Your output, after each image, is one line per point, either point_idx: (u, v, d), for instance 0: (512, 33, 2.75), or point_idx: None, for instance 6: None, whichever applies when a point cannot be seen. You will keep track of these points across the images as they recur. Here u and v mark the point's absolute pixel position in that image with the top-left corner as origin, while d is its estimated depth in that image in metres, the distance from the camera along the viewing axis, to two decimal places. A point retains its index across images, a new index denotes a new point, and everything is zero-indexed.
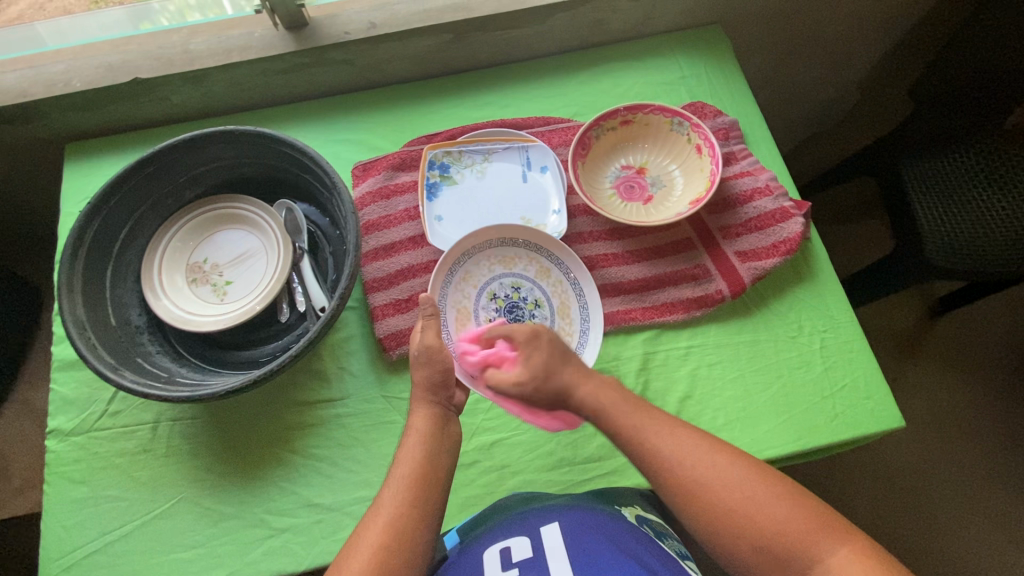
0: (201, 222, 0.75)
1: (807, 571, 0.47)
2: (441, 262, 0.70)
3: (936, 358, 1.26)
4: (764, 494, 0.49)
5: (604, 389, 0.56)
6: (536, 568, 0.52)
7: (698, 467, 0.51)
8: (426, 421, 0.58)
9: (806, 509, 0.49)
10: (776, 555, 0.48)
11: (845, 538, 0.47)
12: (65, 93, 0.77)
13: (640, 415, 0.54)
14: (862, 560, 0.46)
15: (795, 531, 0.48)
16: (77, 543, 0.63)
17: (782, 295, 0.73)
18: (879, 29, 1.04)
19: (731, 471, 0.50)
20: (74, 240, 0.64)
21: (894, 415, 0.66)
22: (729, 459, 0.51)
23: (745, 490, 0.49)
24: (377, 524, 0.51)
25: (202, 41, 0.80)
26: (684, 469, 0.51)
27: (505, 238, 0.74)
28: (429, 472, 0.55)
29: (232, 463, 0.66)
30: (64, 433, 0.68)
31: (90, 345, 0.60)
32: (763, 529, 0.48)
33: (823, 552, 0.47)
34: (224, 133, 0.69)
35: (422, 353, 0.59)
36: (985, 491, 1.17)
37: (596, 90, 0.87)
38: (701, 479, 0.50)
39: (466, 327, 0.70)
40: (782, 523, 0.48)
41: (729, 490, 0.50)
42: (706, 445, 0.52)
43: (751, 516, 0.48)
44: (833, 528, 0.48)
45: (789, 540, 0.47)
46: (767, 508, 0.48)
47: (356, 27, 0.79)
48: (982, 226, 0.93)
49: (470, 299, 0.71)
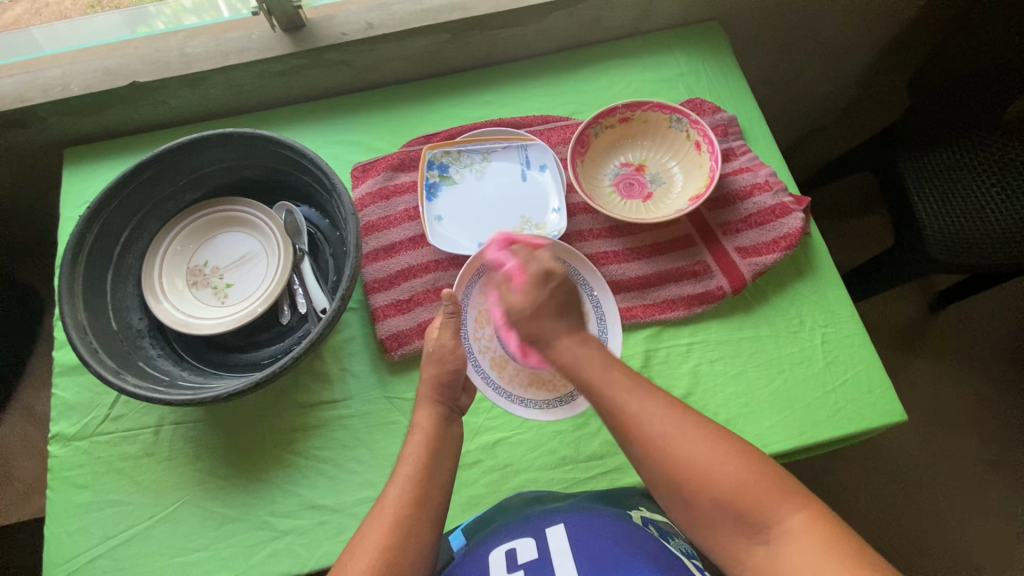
0: (201, 225, 0.75)
1: (765, 534, 0.47)
2: (471, 262, 0.71)
3: (938, 351, 1.26)
4: (724, 456, 0.49)
5: (585, 346, 0.55)
6: (542, 570, 0.52)
7: (661, 427, 0.50)
8: (430, 419, 0.58)
9: (768, 473, 0.48)
10: (733, 515, 0.48)
11: (806, 503, 0.47)
12: (63, 98, 0.77)
13: (612, 374, 0.54)
14: (819, 524, 0.46)
15: (754, 492, 0.47)
16: (80, 548, 0.63)
17: (783, 290, 0.73)
18: (876, 23, 1.04)
19: (696, 432, 0.50)
20: (74, 244, 0.64)
21: (896, 410, 0.66)
22: (693, 420, 0.51)
23: (707, 450, 0.49)
24: (381, 525, 0.51)
25: (199, 44, 0.80)
26: (647, 427, 0.51)
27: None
28: (433, 472, 0.55)
29: (235, 466, 0.66)
30: (66, 438, 0.68)
31: (92, 349, 0.60)
32: (721, 490, 0.48)
33: (782, 515, 0.47)
34: (223, 136, 0.69)
35: (435, 349, 0.60)
36: (987, 484, 1.17)
37: (595, 88, 0.87)
38: (661, 436, 0.50)
39: (483, 330, 0.70)
40: (741, 483, 0.48)
41: (691, 448, 0.49)
42: (672, 407, 0.52)
43: (711, 476, 0.48)
44: (794, 493, 0.48)
45: (748, 501, 0.47)
46: (727, 469, 0.48)
47: (353, 28, 0.79)
48: (975, 213, 0.93)
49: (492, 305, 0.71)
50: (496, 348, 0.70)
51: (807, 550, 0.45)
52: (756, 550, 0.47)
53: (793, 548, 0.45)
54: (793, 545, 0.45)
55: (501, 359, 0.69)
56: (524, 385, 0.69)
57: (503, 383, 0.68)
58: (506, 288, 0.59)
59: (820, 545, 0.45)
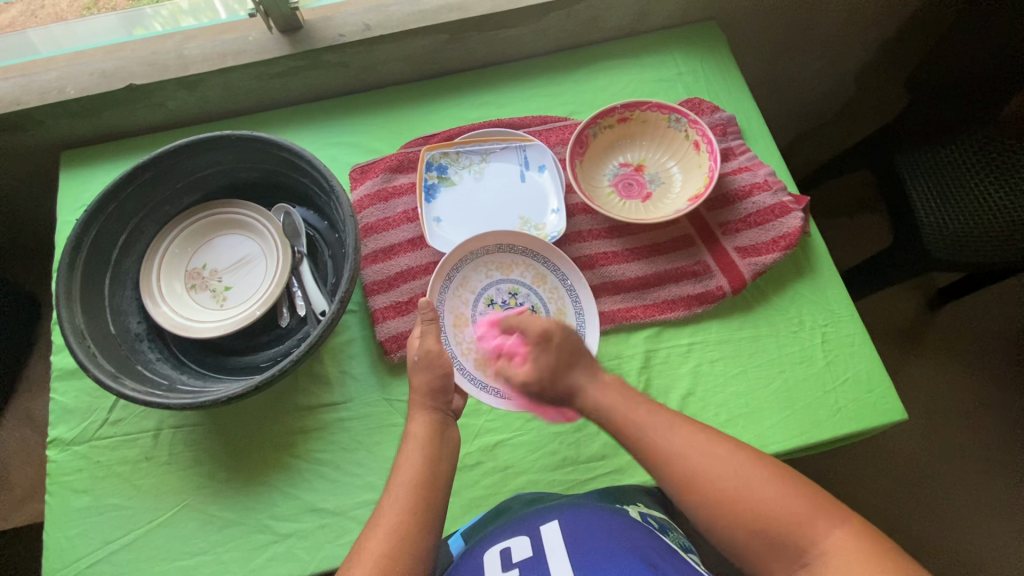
0: (199, 228, 0.74)
1: (805, 555, 0.47)
2: (440, 267, 0.70)
3: (937, 349, 1.26)
4: (758, 479, 0.49)
5: (608, 390, 0.56)
6: (537, 569, 0.52)
7: (696, 460, 0.51)
8: (425, 427, 0.58)
9: (803, 492, 0.49)
10: (774, 539, 0.47)
11: (842, 519, 0.47)
12: (59, 101, 0.77)
13: (642, 411, 0.54)
14: (857, 539, 0.46)
15: (793, 513, 0.47)
16: (80, 553, 0.63)
17: (783, 290, 0.73)
18: (874, 22, 1.04)
19: (730, 459, 0.51)
20: (71, 249, 0.64)
21: (896, 408, 0.66)
22: (726, 448, 0.51)
23: (744, 477, 0.49)
24: (378, 534, 0.51)
25: (196, 46, 0.79)
26: (684, 462, 0.51)
27: (504, 244, 0.74)
28: (430, 476, 0.55)
29: (235, 469, 0.66)
30: (65, 442, 0.67)
31: (90, 353, 0.60)
32: (761, 516, 0.48)
33: (820, 534, 0.47)
34: (221, 139, 0.68)
35: (422, 358, 0.60)
36: (987, 481, 1.17)
37: (593, 89, 0.86)
38: (697, 468, 0.50)
39: (464, 334, 0.70)
40: (777, 506, 0.48)
41: (727, 476, 0.50)
42: (705, 438, 0.52)
43: (749, 501, 0.48)
44: (828, 509, 0.48)
45: (787, 524, 0.47)
46: (765, 494, 0.48)
47: (351, 29, 0.79)
48: (975, 211, 0.93)
49: (466, 306, 0.71)
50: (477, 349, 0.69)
51: (849, 567, 0.45)
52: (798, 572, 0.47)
53: (838, 568, 0.45)
54: (836, 564, 0.45)
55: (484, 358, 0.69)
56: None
57: (489, 381, 0.68)
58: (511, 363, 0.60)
59: (862, 562, 0.45)
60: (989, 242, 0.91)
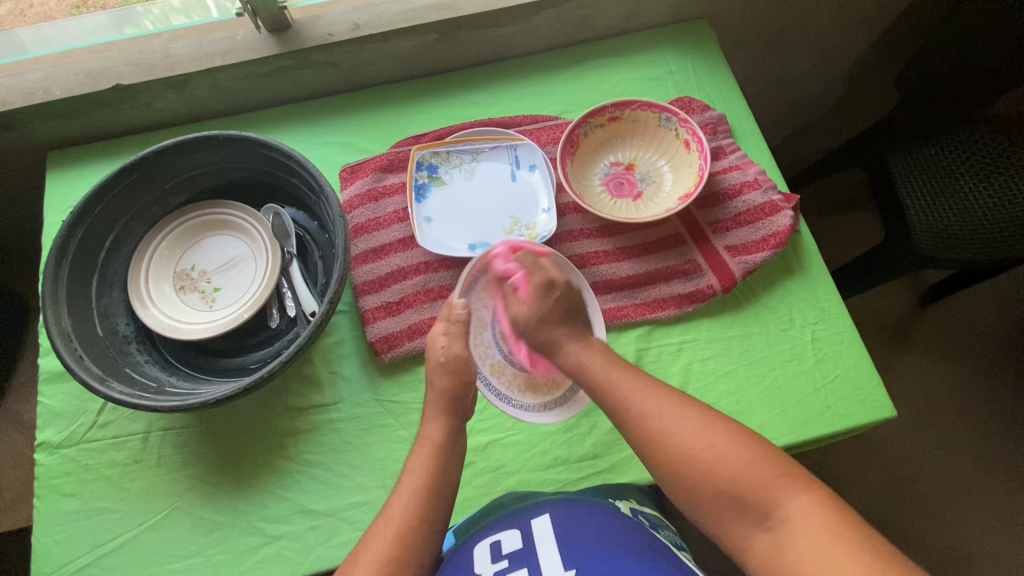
0: (188, 228, 0.74)
1: (768, 520, 0.47)
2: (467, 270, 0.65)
3: (926, 346, 1.26)
4: (724, 441, 0.50)
5: (587, 350, 0.58)
6: (527, 561, 0.52)
7: (661, 416, 0.52)
8: (441, 432, 0.58)
9: (765, 455, 0.49)
10: (735, 501, 0.48)
11: (806, 488, 0.47)
12: (46, 101, 0.76)
13: (612, 367, 0.57)
14: (821, 509, 0.46)
15: (756, 476, 0.48)
16: (69, 557, 0.63)
17: (773, 288, 0.74)
18: (863, 21, 1.04)
19: (691, 421, 0.51)
20: (57, 251, 0.63)
21: (885, 405, 0.66)
22: (688, 409, 0.52)
23: (707, 438, 0.50)
24: (383, 537, 0.51)
25: (183, 45, 0.79)
26: (651, 417, 0.52)
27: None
28: (439, 485, 0.55)
29: (225, 471, 0.66)
30: (52, 446, 0.67)
31: (77, 356, 0.60)
32: (723, 475, 0.48)
33: (783, 500, 0.47)
34: (209, 139, 0.68)
35: (447, 360, 0.60)
36: (976, 476, 1.18)
37: (583, 88, 0.86)
38: (665, 427, 0.52)
39: (482, 338, 0.66)
40: (740, 468, 0.48)
41: (690, 437, 0.51)
42: (667, 397, 0.54)
43: (707, 458, 0.49)
44: (794, 476, 0.48)
45: (749, 487, 0.48)
46: (724, 452, 0.49)
47: (339, 28, 0.79)
48: (963, 209, 0.93)
49: (487, 311, 0.66)
50: (494, 354, 0.66)
51: (808, 533, 0.45)
52: (759, 537, 0.47)
53: (800, 532, 0.45)
54: (796, 530, 0.45)
55: (499, 364, 0.66)
56: (522, 390, 0.65)
57: (504, 388, 0.65)
58: (513, 296, 0.62)
59: (821, 527, 0.45)
60: (979, 240, 0.91)
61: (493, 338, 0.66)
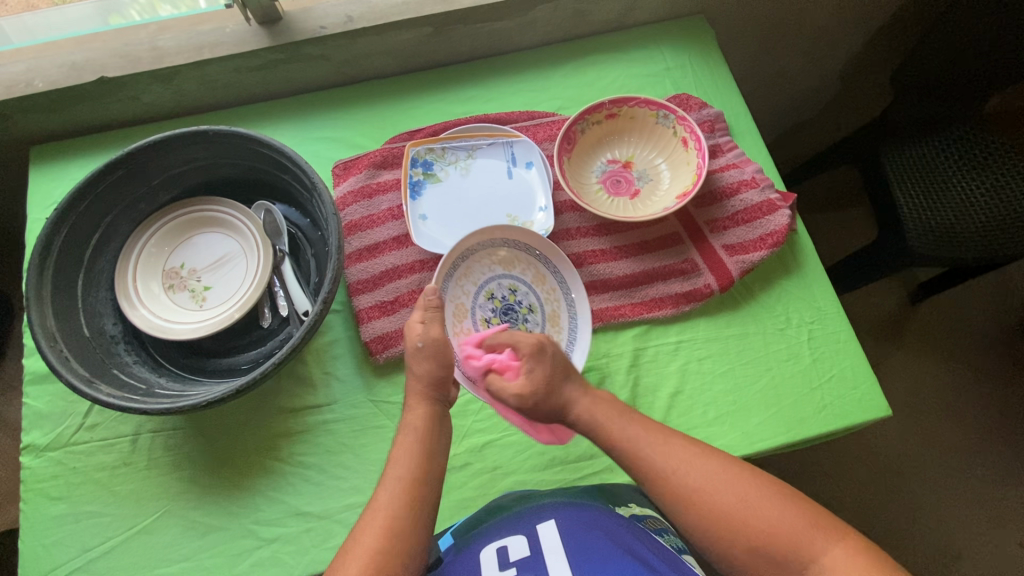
0: (177, 225, 0.72)
1: (804, 571, 0.47)
2: (447, 255, 0.68)
3: (917, 342, 1.27)
4: (755, 496, 0.50)
5: (598, 404, 0.57)
6: (535, 568, 0.52)
7: (687, 474, 0.51)
8: (425, 416, 0.57)
9: (803, 513, 0.49)
10: (770, 556, 0.48)
11: (839, 536, 0.48)
12: (27, 94, 0.74)
13: (630, 427, 0.55)
14: (855, 556, 0.46)
15: (791, 532, 0.48)
16: (56, 562, 0.61)
17: (770, 287, 0.73)
18: (860, 16, 1.04)
19: (724, 478, 0.51)
20: (41, 249, 0.61)
21: (880, 405, 0.67)
22: (720, 467, 0.51)
23: (740, 496, 0.50)
24: (373, 528, 0.50)
25: (170, 37, 0.76)
26: (678, 479, 0.51)
27: (507, 239, 0.72)
28: (427, 471, 0.54)
29: (216, 473, 0.65)
30: (39, 449, 0.65)
31: (63, 358, 0.58)
32: (756, 532, 0.48)
33: (818, 551, 0.47)
34: (197, 134, 0.66)
35: (424, 345, 0.59)
36: (965, 471, 1.19)
37: (580, 83, 0.85)
38: (695, 487, 0.50)
39: (462, 324, 0.69)
40: (773, 525, 0.48)
41: (723, 497, 0.50)
42: (698, 457, 0.52)
43: (744, 520, 0.49)
44: (825, 527, 0.48)
45: (784, 543, 0.48)
46: (763, 514, 0.49)
47: (332, 21, 0.77)
48: (957, 209, 0.93)
49: (467, 297, 0.70)
50: None
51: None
52: None
53: None
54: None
55: None
56: None
57: None
58: (500, 379, 0.60)
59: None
60: (974, 239, 0.91)
61: (473, 323, 0.69)
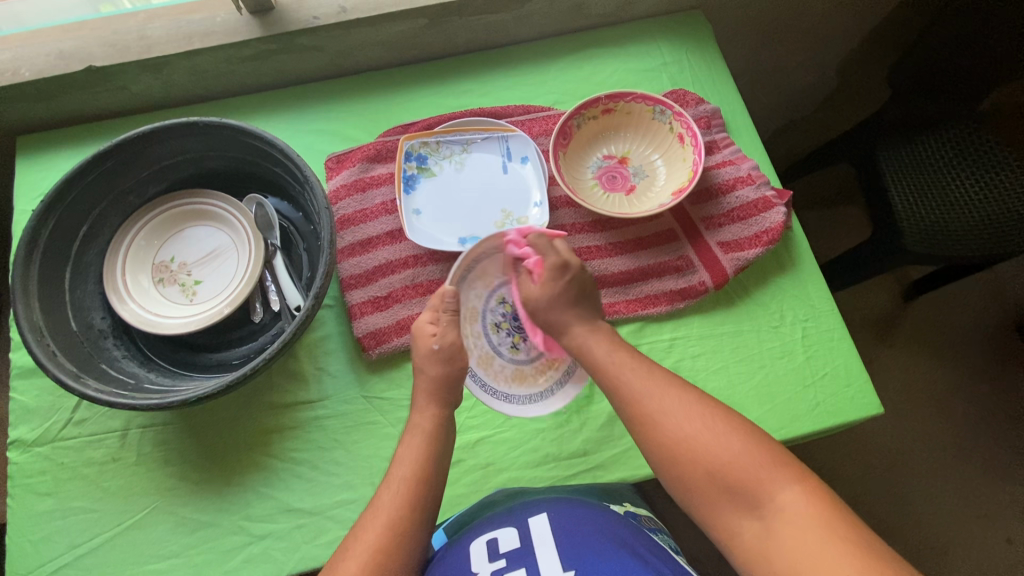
0: (167, 219, 0.72)
1: (760, 509, 0.47)
2: (462, 260, 0.60)
3: (907, 340, 1.28)
4: (719, 429, 0.50)
5: (593, 332, 0.58)
6: (526, 560, 0.52)
7: (656, 399, 0.53)
8: (433, 421, 0.57)
9: (768, 451, 0.49)
10: (725, 487, 0.48)
11: (802, 482, 0.47)
12: (14, 83, 0.72)
13: (620, 353, 0.57)
14: (812, 501, 0.46)
15: (746, 466, 0.48)
16: (45, 558, 0.61)
17: (764, 285, 0.73)
18: (859, 12, 1.03)
19: (689, 409, 0.52)
20: (28, 241, 0.60)
21: (872, 403, 0.67)
22: (691, 401, 0.52)
23: (701, 426, 0.50)
24: (376, 525, 0.50)
25: (160, 26, 0.75)
26: (645, 402, 0.53)
27: (527, 243, 0.64)
28: (427, 476, 0.54)
29: (206, 470, 0.64)
30: (26, 444, 0.65)
31: (49, 353, 0.57)
32: (713, 461, 0.49)
33: (777, 490, 0.47)
34: (186, 125, 0.65)
35: (441, 347, 0.57)
36: (953, 467, 1.20)
37: (577, 78, 0.85)
38: (659, 411, 0.52)
39: (471, 328, 0.64)
40: (733, 455, 0.48)
41: (686, 425, 0.51)
42: (674, 385, 0.54)
43: (704, 450, 0.49)
44: (789, 469, 0.48)
45: (741, 472, 0.48)
46: (723, 444, 0.49)
47: (326, 11, 0.76)
48: (951, 207, 0.93)
49: (478, 300, 0.64)
50: (482, 344, 0.64)
51: (799, 523, 0.45)
52: (750, 527, 0.47)
53: (788, 521, 0.45)
54: (787, 518, 0.45)
55: (486, 356, 0.64)
56: (508, 381, 0.64)
57: (490, 380, 0.63)
58: (526, 280, 0.61)
59: (812, 520, 0.45)
60: (964, 235, 0.91)
61: (484, 327, 0.64)
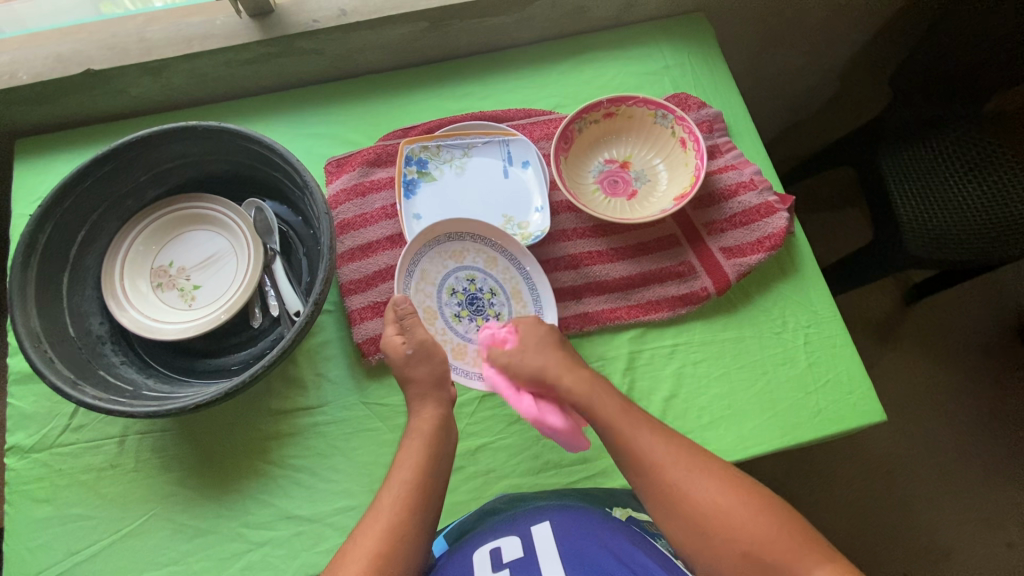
0: (164, 223, 0.71)
1: None
2: (400, 262, 0.66)
3: (908, 344, 1.28)
4: (745, 507, 0.52)
5: (599, 387, 0.60)
6: (528, 569, 0.51)
7: (679, 470, 0.54)
8: (431, 423, 0.57)
9: (793, 528, 0.51)
10: (756, 565, 0.50)
11: (827, 560, 0.50)
12: (12, 86, 0.72)
13: (633, 413, 0.58)
14: None
15: (777, 546, 0.50)
16: (43, 565, 0.60)
17: (767, 291, 0.73)
18: (862, 15, 1.02)
19: (713, 484, 0.53)
20: (25, 246, 0.59)
21: (875, 410, 0.66)
22: (714, 475, 0.54)
23: (729, 502, 0.52)
24: (374, 532, 0.50)
25: (159, 29, 0.74)
26: (667, 473, 0.54)
27: (451, 231, 0.71)
28: (428, 481, 0.54)
29: (205, 476, 0.64)
30: (23, 450, 0.64)
31: (47, 359, 0.57)
32: (744, 540, 0.51)
33: (807, 568, 0.49)
34: (185, 129, 0.64)
35: (413, 351, 0.59)
36: (955, 472, 1.20)
37: (578, 81, 0.84)
38: (684, 485, 0.53)
39: (435, 326, 0.68)
40: (762, 534, 0.50)
41: (713, 502, 0.52)
42: (694, 457, 0.55)
43: (733, 526, 0.51)
44: (815, 547, 0.50)
45: (771, 551, 0.50)
46: (751, 522, 0.51)
47: (326, 14, 0.75)
48: (952, 211, 0.93)
49: (431, 299, 0.69)
50: (451, 338, 0.68)
51: None
52: None
53: None
54: None
55: (460, 348, 0.68)
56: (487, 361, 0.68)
57: (472, 367, 0.67)
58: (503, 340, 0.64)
59: None
60: (966, 241, 0.91)
61: (445, 323, 0.68)
